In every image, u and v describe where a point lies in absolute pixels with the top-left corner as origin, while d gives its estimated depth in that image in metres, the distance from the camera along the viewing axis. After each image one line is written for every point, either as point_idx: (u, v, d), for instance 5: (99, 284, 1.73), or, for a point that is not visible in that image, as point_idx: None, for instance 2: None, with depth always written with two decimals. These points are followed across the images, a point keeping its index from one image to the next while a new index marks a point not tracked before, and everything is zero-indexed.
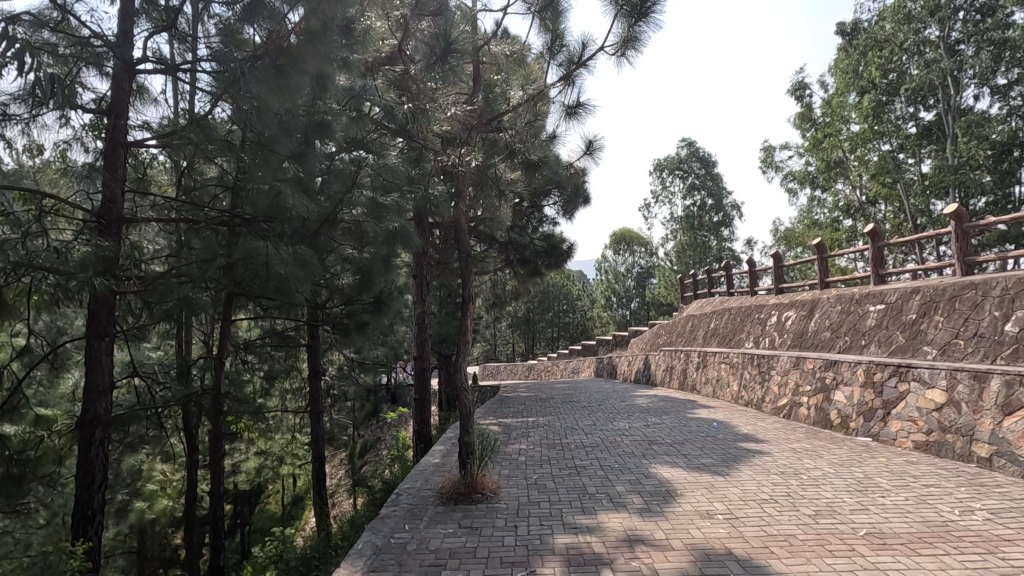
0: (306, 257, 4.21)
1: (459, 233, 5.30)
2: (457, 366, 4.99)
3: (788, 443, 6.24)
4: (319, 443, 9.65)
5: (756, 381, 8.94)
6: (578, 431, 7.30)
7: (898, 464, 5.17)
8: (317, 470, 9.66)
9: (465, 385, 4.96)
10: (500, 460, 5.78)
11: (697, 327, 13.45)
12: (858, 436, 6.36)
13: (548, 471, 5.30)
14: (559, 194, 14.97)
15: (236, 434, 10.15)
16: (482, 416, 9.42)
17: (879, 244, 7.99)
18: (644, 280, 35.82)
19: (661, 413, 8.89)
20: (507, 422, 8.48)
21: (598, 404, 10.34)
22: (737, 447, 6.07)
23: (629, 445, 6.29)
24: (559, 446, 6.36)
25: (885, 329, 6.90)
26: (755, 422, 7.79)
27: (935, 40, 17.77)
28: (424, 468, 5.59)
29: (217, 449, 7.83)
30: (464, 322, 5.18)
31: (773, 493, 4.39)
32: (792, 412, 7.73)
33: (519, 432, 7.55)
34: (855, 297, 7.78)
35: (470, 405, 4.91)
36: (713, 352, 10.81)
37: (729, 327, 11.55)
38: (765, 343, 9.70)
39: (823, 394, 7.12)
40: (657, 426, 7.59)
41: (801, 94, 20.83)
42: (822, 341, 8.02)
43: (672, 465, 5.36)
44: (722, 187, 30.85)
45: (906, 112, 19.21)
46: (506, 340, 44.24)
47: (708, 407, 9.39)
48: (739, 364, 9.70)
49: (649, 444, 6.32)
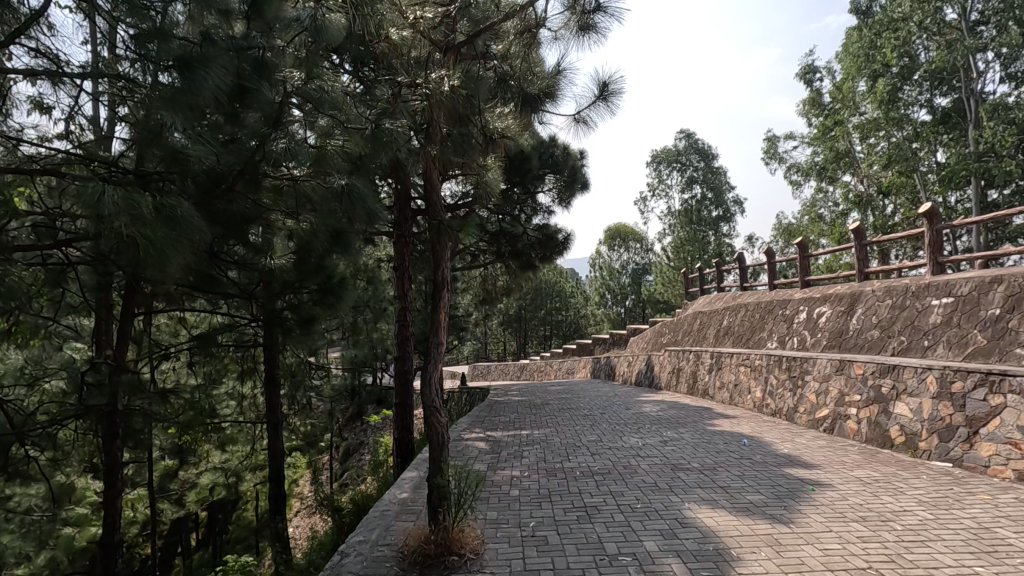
0: (183, 216, 2.81)
1: (431, 194, 3.96)
2: (428, 380, 3.65)
3: (848, 470, 4.99)
4: (278, 459, 8.28)
5: (786, 387, 7.70)
6: (583, 451, 6.02)
7: (1011, 504, 3.93)
8: (275, 491, 8.28)
9: (438, 402, 3.63)
10: (488, 496, 4.47)
11: (707, 326, 12.21)
12: (932, 459, 5.14)
13: (549, 514, 4.00)
14: (555, 178, 13.53)
15: (188, 447, 8.84)
16: (472, 427, 8.08)
17: (936, 227, 6.74)
18: (639, 276, 34.70)
19: (677, 424, 7.62)
20: (497, 437, 7.18)
21: (601, 412, 9.07)
22: (789, 476, 4.81)
23: (649, 473, 5.01)
24: (562, 474, 5.05)
25: (957, 327, 5.67)
26: (792, 438, 6.56)
27: (954, 21, 16.71)
28: (386, 509, 4.27)
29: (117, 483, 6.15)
30: (437, 316, 3.84)
31: (871, 560, 3.11)
32: (835, 425, 6.50)
33: (512, 451, 6.24)
34: (911, 289, 6.54)
35: (443, 429, 3.60)
36: (730, 353, 9.58)
37: (746, 326, 10.32)
38: (792, 342, 8.48)
39: (880, 407, 5.88)
40: (678, 443, 6.31)
41: (811, 77, 19.61)
42: (869, 341, 6.80)
43: (712, 506, 4.08)
44: (722, 180, 29.71)
45: (922, 98, 18.13)
46: (497, 338, 43.06)
47: (728, 417, 8.15)
48: (763, 367, 8.47)
49: (673, 472, 5.02)
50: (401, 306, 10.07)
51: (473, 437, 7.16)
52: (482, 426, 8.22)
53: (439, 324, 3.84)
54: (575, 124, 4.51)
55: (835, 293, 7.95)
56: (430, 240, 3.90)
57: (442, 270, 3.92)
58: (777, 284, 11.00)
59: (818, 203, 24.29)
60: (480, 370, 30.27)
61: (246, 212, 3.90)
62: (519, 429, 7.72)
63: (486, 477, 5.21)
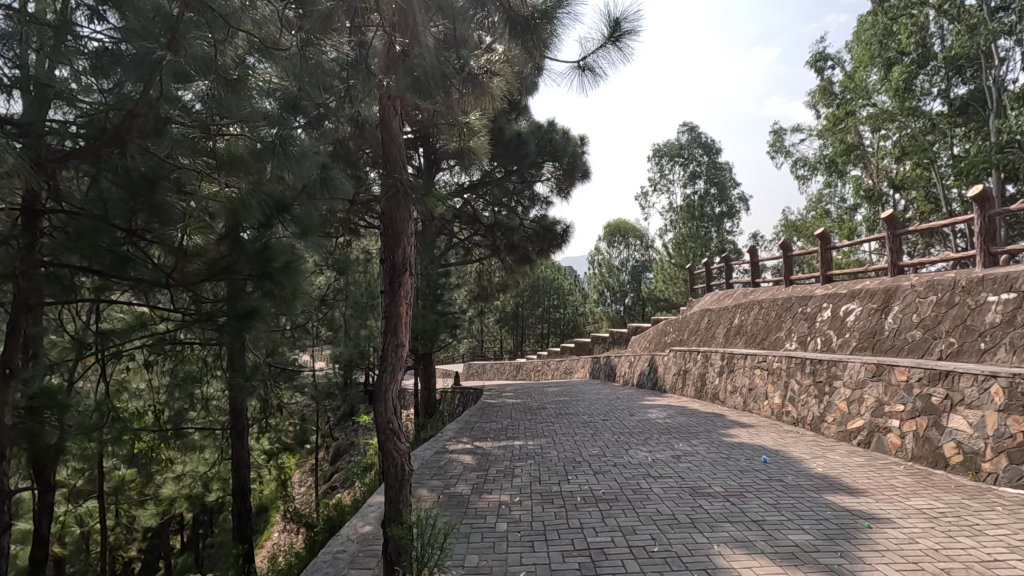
0: None
1: (388, 154, 3.06)
2: (386, 396, 2.90)
3: (904, 498, 4.14)
4: (243, 470, 7.46)
5: (812, 394, 6.87)
6: (584, 468, 5.21)
7: None
8: (239, 506, 7.48)
9: (396, 424, 2.91)
10: (468, 532, 3.64)
11: (716, 324, 11.39)
12: (1002, 485, 4.30)
13: (543, 560, 3.17)
14: (554, 166, 12.67)
15: (146, 460, 7.95)
16: (461, 435, 7.24)
17: (988, 213, 5.92)
18: (638, 274, 33.92)
19: (689, 435, 6.79)
20: (485, 449, 6.31)
21: (602, 419, 8.24)
22: (835, 507, 3.97)
23: (666, 501, 4.17)
24: (561, 501, 4.22)
25: (1022, 328, 4.84)
26: (823, 453, 5.72)
27: (973, 7, 15.94)
28: (339, 553, 3.40)
29: (42, 507, 5.48)
30: (399, 310, 3.00)
31: None
32: (873, 439, 5.66)
33: (504, 467, 5.41)
34: (960, 284, 5.71)
35: (404, 458, 2.88)
36: (743, 355, 8.77)
37: (759, 325, 9.50)
38: (815, 343, 7.66)
39: (930, 420, 5.04)
40: (692, 459, 5.49)
41: (821, 65, 18.78)
42: (910, 342, 5.97)
43: (748, 551, 3.23)
44: (725, 175, 28.92)
45: (938, 87, 17.35)
46: (493, 337, 42.23)
47: (745, 426, 7.33)
48: (782, 370, 7.64)
49: (694, 500, 4.19)
50: None
51: (460, 448, 6.35)
52: (470, 434, 7.35)
53: (404, 324, 3.00)
54: (580, 73, 3.67)
55: (866, 288, 7.13)
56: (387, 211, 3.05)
57: (405, 253, 3.05)
58: (794, 281, 10.17)
59: (826, 198, 23.51)
60: (475, 369, 29.41)
61: (149, 172, 3.32)
62: (513, 438, 6.91)
63: (468, 502, 4.37)
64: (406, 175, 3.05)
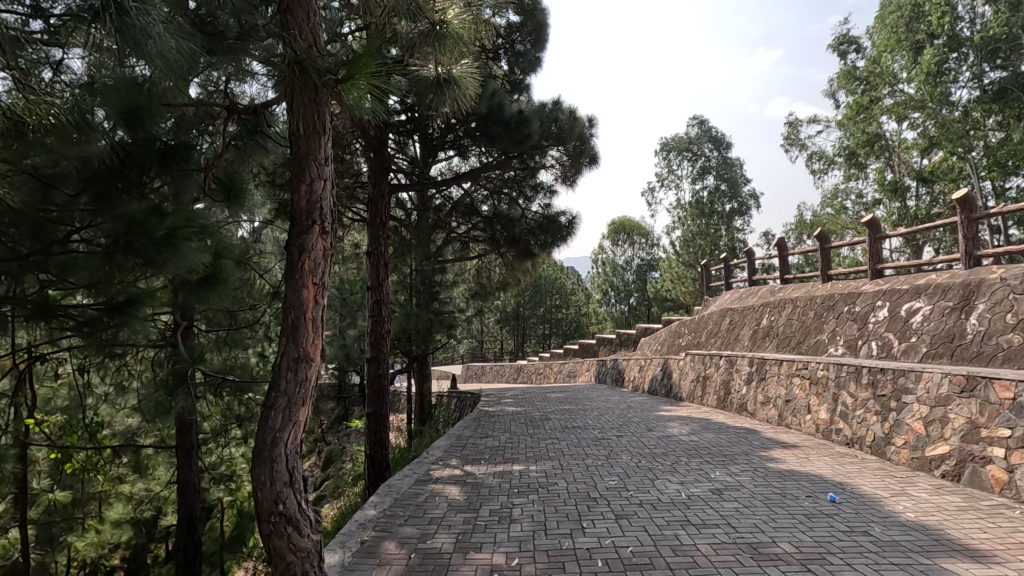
0: None
1: (290, 14, 3.05)
2: (276, 447, 2.95)
3: None
4: (191, 494, 6.32)
5: (872, 412, 5.68)
6: (602, 511, 4.05)
7: None
8: (186, 537, 6.42)
9: (285, 505, 2.96)
10: None
11: (739, 325, 10.24)
12: None
13: None
14: (563, 149, 11.37)
15: (82, 479, 6.83)
16: (448, 456, 6.12)
17: None
18: (644, 273, 32.93)
19: (724, 459, 5.60)
20: (478, 477, 5.13)
21: (616, 435, 7.07)
22: None
23: (724, 571, 2.99)
24: (576, 570, 3.05)
25: None
26: (902, 487, 4.54)
27: None
28: None
29: None
30: (305, 323, 3.06)
31: None
32: (968, 472, 4.47)
33: (500, 507, 4.25)
34: None
35: (305, 541, 2.98)
36: (778, 361, 7.61)
37: (794, 326, 8.34)
38: (869, 349, 6.48)
39: None
40: (738, 498, 4.30)
41: (843, 49, 17.66)
42: (1009, 348, 4.76)
43: None
44: (736, 170, 27.82)
45: (969, 73, 16.26)
46: (494, 338, 41.10)
47: (787, 447, 6.17)
48: (831, 380, 6.47)
49: (762, 570, 3.00)
50: (375, 297, 10.45)
51: (445, 476, 5.20)
52: (461, 455, 6.18)
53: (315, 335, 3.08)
54: None
55: (936, 280, 5.96)
56: (298, 128, 3.11)
57: (314, 244, 3.09)
58: (832, 278, 9.00)
59: (844, 193, 22.38)
60: (474, 371, 28.31)
61: None
62: (512, 461, 5.75)
63: (444, 564, 3.22)
64: (306, 47, 3.00)
